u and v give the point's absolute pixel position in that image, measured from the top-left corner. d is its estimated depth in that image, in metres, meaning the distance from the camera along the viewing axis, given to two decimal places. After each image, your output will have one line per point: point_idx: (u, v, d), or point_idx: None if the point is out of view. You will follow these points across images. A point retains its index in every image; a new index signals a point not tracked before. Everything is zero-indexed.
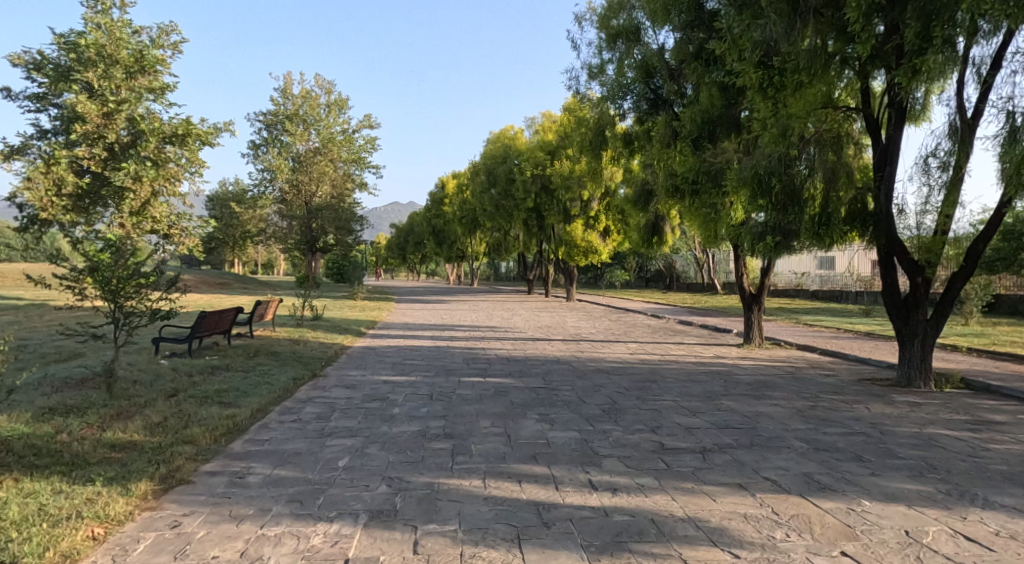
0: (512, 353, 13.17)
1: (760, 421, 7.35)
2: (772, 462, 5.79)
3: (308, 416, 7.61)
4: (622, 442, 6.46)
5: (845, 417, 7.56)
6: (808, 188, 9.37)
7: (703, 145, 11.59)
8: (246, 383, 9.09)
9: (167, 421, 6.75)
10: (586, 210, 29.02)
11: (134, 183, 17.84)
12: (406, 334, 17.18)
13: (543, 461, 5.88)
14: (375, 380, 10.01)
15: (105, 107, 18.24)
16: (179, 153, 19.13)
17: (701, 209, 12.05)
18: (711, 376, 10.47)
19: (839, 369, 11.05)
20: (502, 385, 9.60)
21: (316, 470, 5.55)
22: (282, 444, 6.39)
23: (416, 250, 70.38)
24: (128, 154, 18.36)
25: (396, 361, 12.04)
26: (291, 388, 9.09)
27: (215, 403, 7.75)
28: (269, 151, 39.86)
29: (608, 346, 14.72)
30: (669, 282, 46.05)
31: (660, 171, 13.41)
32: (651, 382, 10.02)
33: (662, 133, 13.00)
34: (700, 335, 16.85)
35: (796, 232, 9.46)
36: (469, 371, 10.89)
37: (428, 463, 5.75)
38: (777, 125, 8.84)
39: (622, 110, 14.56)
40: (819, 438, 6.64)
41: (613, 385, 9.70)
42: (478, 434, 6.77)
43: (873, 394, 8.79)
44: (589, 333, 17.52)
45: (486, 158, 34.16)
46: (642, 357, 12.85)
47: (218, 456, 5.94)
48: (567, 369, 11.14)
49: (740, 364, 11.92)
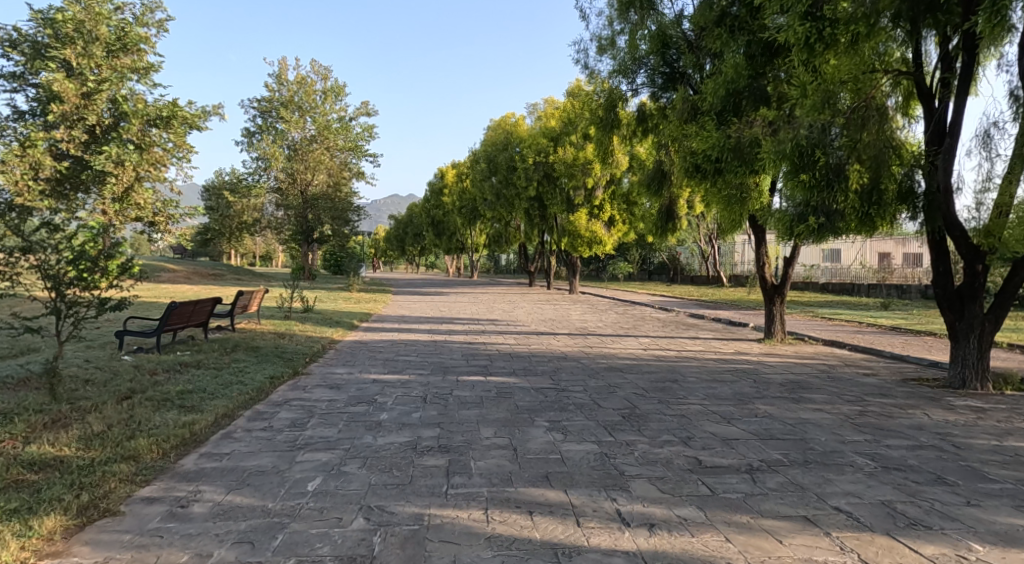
0: (514, 348, 12.10)
1: (808, 431, 6.28)
2: (839, 487, 4.73)
3: (281, 423, 6.55)
4: (650, 458, 5.41)
5: (906, 427, 6.50)
6: (852, 167, 7.92)
7: (729, 120, 10.48)
8: (215, 383, 8.02)
9: (110, 430, 5.70)
10: (590, 199, 27.95)
11: (116, 168, 17.04)
12: (401, 327, 16.11)
13: (560, 483, 4.82)
14: (363, 380, 8.95)
15: (84, 87, 17.07)
16: (164, 137, 18.65)
17: (727, 188, 10.89)
18: (737, 375, 9.43)
19: (877, 368, 10.00)
20: (505, 386, 8.54)
21: (278, 497, 4.49)
22: (243, 460, 5.34)
23: (415, 242, 69.20)
24: (110, 138, 17.62)
25: (388, 358, 10.99)
26: (267, 389, 8.03)
27: (173, 408, 6.68)
28: (263, 139, 38.47)
29: (617, 341, 13.65)
30: (672, 275, 44.96)
31: (676, 151, 12.30)
32: (671, 381, 8.97)
33: (680, 106, 11.90)
34: (715, 330, 15.78)
35: (840, 213, 8.19)
36: (467, 369, 9.84)
37: (417, 488, 4.69)
38: (817, 93, 7.93)
39: (634, 86, 13.43)
40: (884, 453, 5.58)
41: (630, 385, 8.66)
42: (479, 447, 5.71)
43: (928, 398, 7.75)
44: (596, 327, 16.45)
45: (486, 145, 33.01)
46: (657, 354, 11.77)
47: (162, 475, 4.88)
48: (577, 367, 10.10)
49: (765, 362, 10.85)
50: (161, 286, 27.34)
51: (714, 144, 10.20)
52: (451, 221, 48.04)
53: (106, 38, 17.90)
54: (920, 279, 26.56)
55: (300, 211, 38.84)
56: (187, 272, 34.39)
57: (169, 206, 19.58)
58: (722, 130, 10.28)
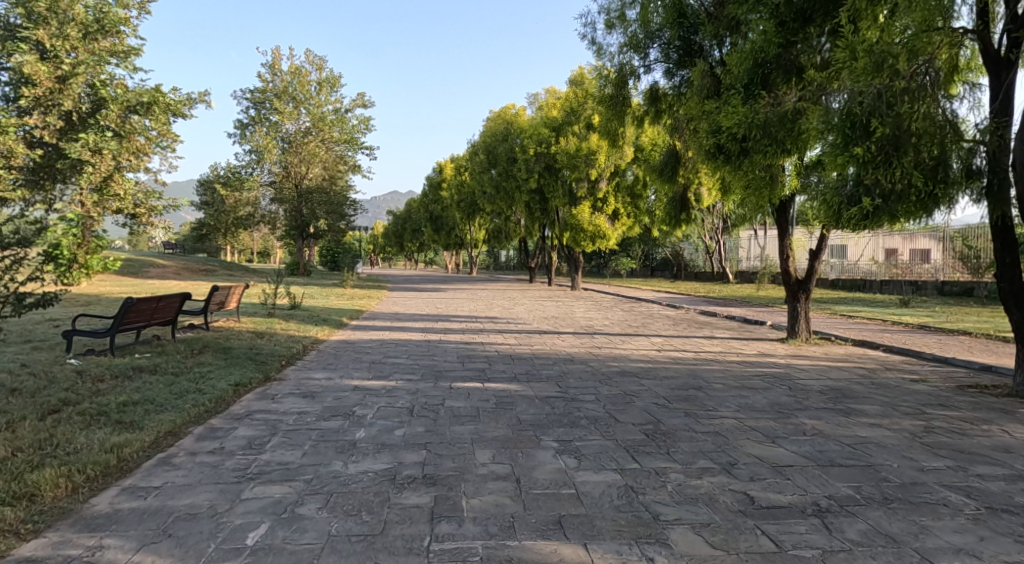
0: (515, 349, 10.96)
1: (873, 454, 5.15)
2: (943, 539, 3.61)
3: (235, 443, 5.42)
4: (689, 495, 4.30)
5: (989, 448, 5.37)
6: (915, 139, 6.45)
7: (759, 94, 9.32)
8: (167, 391, 6.89)
9: (14, 458, 4.60)
10: (593, 192, 26.73)
11: (93, 155, 15.36)
12: (394, 325, 14.99)
13: (577, 535, 3.71)
14: (343, 387, 7.82)
15: (57, 70, 15.40)
16: (145, 124, 17.52)
17: (755, 170, 9.76)
18: (768, 381, 8.31)
19: (924, 373, 8.89)
20: (506, 395, 7.42)
21: (203, 558, 3.39)
22: (177, 495, 4.24)
23: (415, 239, 67.97)
24: (89, 126, 15.86)
25: (374, 360, 9.86)
26: (228, 398, 6.92)
27: (105, 424, 5.57)
28: (256, 131, 36.93)
29: (627, 341, 12.52)
30: (676, 271, 43.79)
31: (693, 132, 11.18)
32: (695, 388, 7.86)
33: (700, 82, 10.74)
34: (731, 328, 14.66)
35: (897, 193, 6.58)
36: (463, 373, 8.72)
37: (391, 542, 3.58)
38: (872, 54, 6.70)
39: (646, 63, 12.25)
40: (980, 485, 4.47)
41: (648, 393, 7.55)
42: (473, 478, 4.60)
43: (999, 411, 6.65)
44: (603, 326, 15.32)
45: (485, 136, 31.82)
46: (672, 356, 10.66)
47: (60, 523, 3.78)
48: (586, 371, 8.98)
49: (795, 365, 9.73)
50: (149, 282, 26.31)
51: (745, 120, 9.09)
52: (449, 216, 46.82)
53: (82, 19, 16.70)
54: (935, 274, 25.29)
55: (295, 204, 37.70)
56: (178, 268, 33.15)
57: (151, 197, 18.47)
58: (751, 105, 9.18)
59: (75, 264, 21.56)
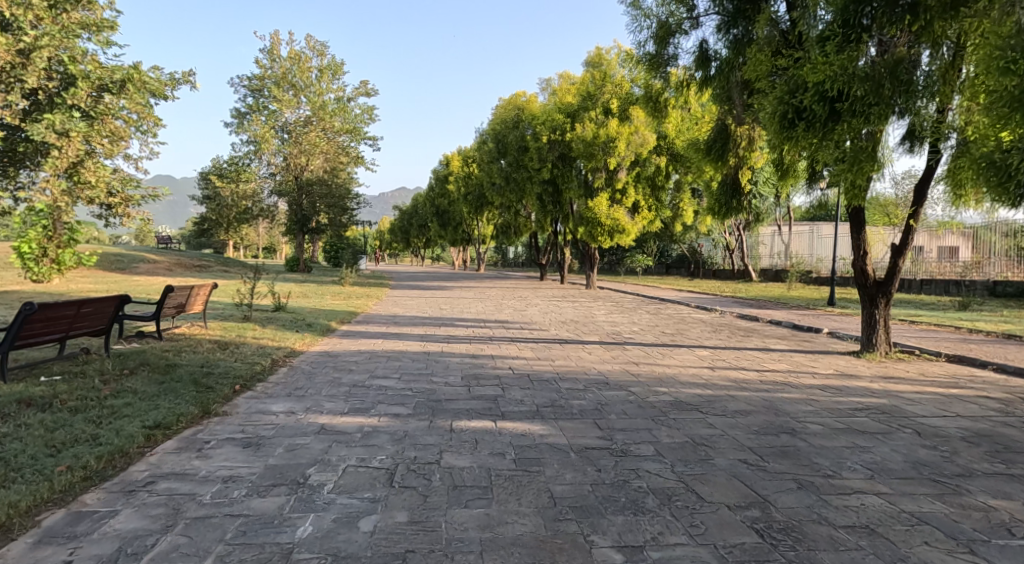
0: (533, 367, 8.79)
1: None
2: None
3: (94, 554, 3.32)
4: None
5: None
6: None
7: (859, 39, 7.23)
8: (44, 440, 4.83)
9: None
10: (612, 182, 24.35)
11: (59, 137, 12.24)
12: (388, 331, 12.81)
13: None
14: (303, 430, 5.67)
15: (18, 44, 11.70)
16: (122, 106, 13.86)
17: (850, 141, 7.55)
18: (882, 421, 6.14)
19: None
20: (529, 444, 5.27)
21: None
22: None
23: (420, 233, 65.79)
24: (57, 107, 12.43)
25: (356, 383, 7.72)
26: (130, 452, 4.82)
27: None
28: (253, 120, 34.80)
29: (667, 355, 10.30)
30: (694, 269, 41.57)
31: (756, 102, 8.95)
32: (787, 433, 5.70)
33: (763, 33, 8.56)
34: (784, 338, 12.48)
35: None
36: (469, 405, 6.56)
37: None
38: None
39: (696, 17, 10.06)
40: None
41: (728, 441, 5.41)
42: None
43: None
44: (632, 334, 13.09)
45: (495, 123, 29.62)
46: (731, 376, 8.46)
47: None
48: (630, 402, 6.81)
49: (897, 392, 7.54)
50: (132, 277, 24.21)
51: (842, 72, 7.16)
52: (456, 210, 44.82)
53: None
54: (984, 271, 22.75)
55: (294, 197, 35.36)
56: (172, 264, 31.13)
57: (127, 187, 16.11)
58: (848, 51, 7.16)
59: (44, 258, 19.56)
